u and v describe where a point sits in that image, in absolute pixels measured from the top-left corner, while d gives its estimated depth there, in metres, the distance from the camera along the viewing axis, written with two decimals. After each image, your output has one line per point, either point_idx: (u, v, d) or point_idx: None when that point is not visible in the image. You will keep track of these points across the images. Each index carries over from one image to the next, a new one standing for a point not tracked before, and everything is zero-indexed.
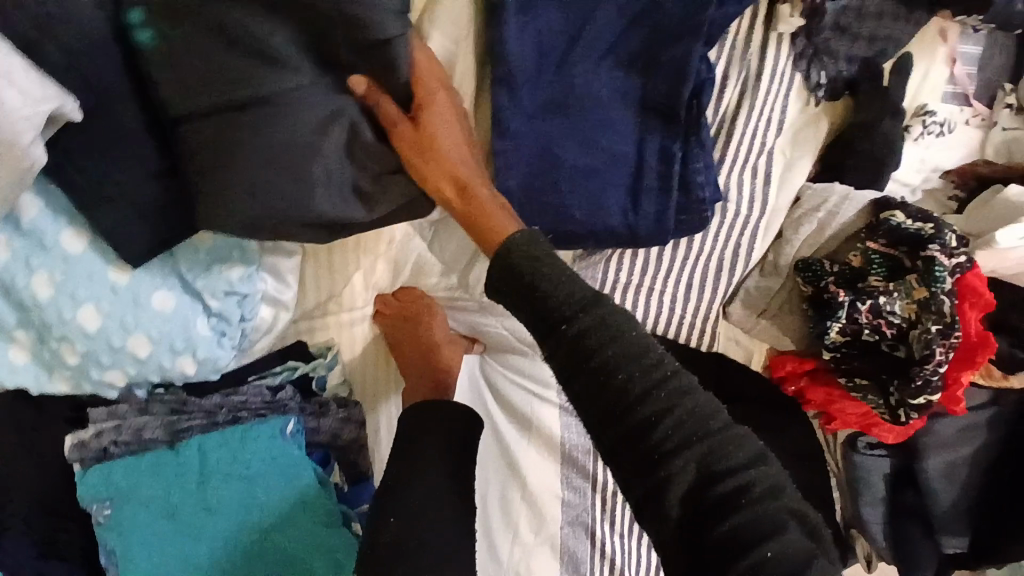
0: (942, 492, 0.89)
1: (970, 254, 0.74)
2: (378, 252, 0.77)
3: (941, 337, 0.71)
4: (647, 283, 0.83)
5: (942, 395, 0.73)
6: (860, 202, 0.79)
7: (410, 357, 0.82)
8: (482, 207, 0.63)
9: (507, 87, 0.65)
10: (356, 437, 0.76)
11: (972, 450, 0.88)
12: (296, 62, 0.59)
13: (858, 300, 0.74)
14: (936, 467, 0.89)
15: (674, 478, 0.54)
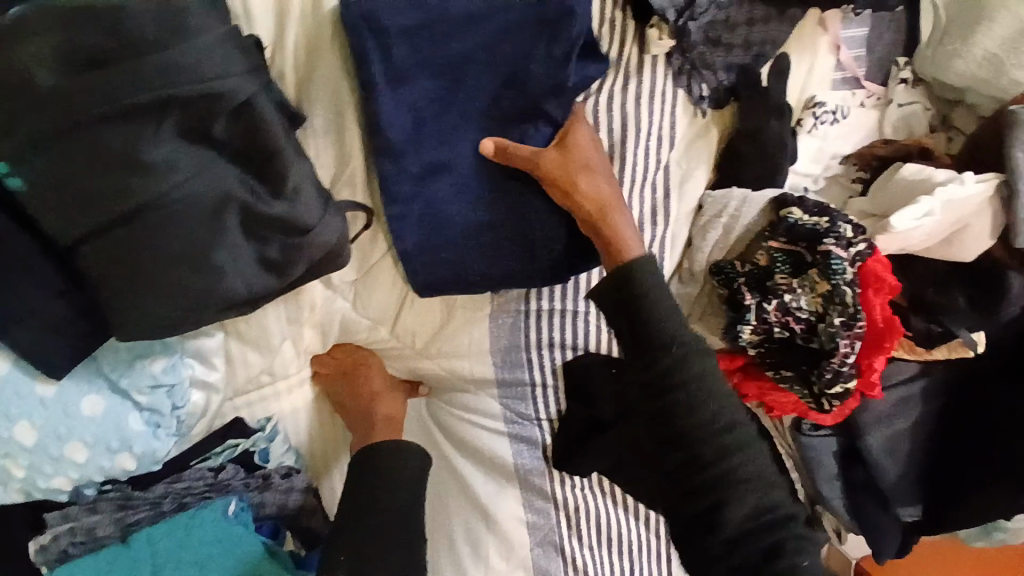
0: (888, 467, 0.91)
1: (870, 241, 0.76)
2: (303, 319, 0.80)
3: (846, 328, 0.74)
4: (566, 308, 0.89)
5: (856, 382, 0.76)
6: (759, 203, 0.81)
7: (352, 411, 0.86)
8: (616, 230, 0.74)
9: (389, 157, 0.70)
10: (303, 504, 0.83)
11: (911, 421, 0.89)
12: (168, 165, 0.61)
13: (765, 301, 0.77)
14: (882, 446, 0.90)
15: (736, 498, 0.70)
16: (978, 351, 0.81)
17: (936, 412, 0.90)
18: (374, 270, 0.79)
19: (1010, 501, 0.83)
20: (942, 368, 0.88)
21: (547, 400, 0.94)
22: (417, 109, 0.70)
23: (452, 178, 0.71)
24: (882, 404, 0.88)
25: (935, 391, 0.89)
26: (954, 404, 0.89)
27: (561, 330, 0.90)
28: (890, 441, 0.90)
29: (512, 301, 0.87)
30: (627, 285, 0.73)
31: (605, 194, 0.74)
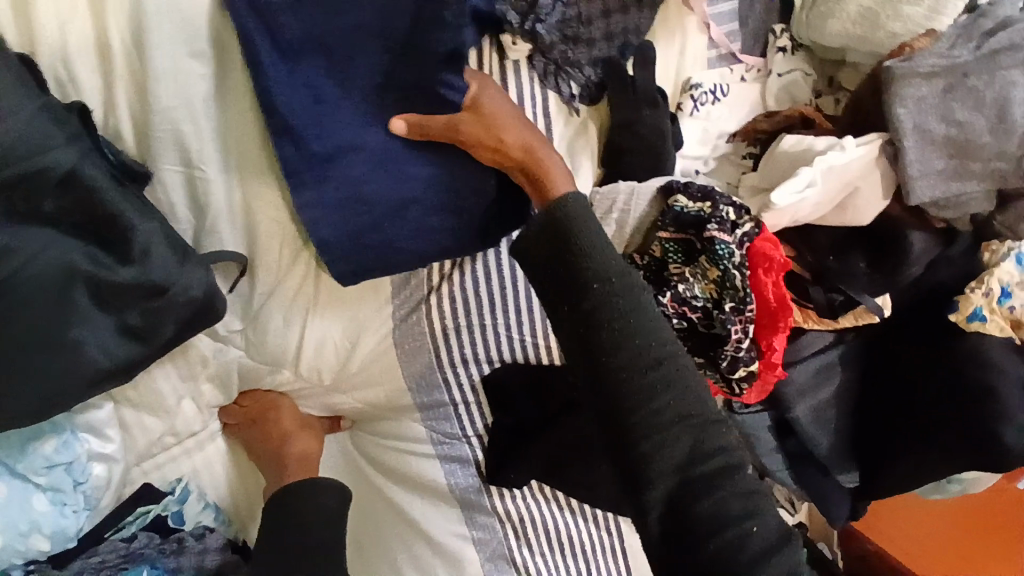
0: (818, 437, 0.90)
1: (755, 220, 0.75)
2: (196, 374, 0.79)
3: (737, 313, 0.73)
4: (476, 323, 0.87)
5: (759, 363, 0.75)
6: (646, 193, 0.81)
7: (272, 455, 0.85)
8: (547, 167, 0.71)
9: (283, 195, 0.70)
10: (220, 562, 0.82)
11: (833, 390, 0.88)
12: (7, 246, 0.59)
13: (659, 294, 0.76)
14: (808, 417, 0.89)
15: (669, 446, 0.63)
16: (886, 316, 0.79)
17: (857, 376, 0.89)
18: (261, 316, 0.78)
19: (943, 461, 0.81)
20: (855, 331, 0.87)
21: (472, 417, 0.94)
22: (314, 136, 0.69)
23: (323, 219, 0.71)
24: (804, 370, 0.87)
25: (852, 355, 0.88)
26: (876, 368, 0.87)
27: (472, 344, 0.89)
28: (817, 410, 0.89)
29: (414, 326, 0.85)
30: (551, 227, 0.67)
31: (527, 134, 0.72)
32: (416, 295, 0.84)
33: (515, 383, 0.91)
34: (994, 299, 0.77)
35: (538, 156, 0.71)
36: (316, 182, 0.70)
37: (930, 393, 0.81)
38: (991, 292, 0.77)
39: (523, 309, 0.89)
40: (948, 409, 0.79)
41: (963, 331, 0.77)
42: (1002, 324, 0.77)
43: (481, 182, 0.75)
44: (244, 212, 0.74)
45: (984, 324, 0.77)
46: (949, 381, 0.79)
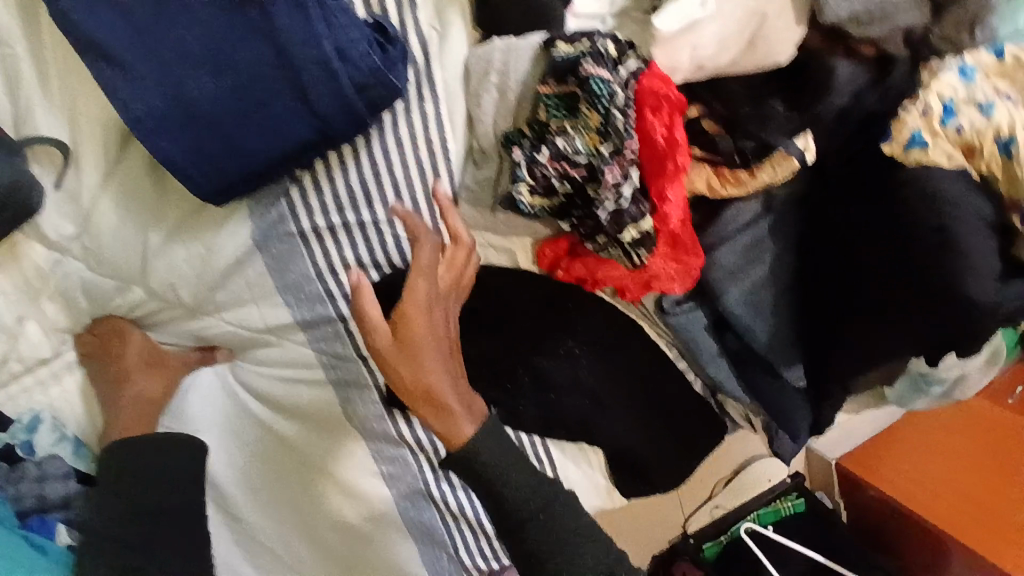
0: (755, 326, 0.78)
1: (642, 56, 0.64)
2: (38, 291, 0.73)
3: (619, 161, 0.63)
4: (355, 221, 0.78)
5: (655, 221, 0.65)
6: (525, 51, 0.70)
7: (120, 397, 0.80)
8: (447, 425, 0.76)
9: (96, 55, 0.62)
10: (66, 496, 0.76)
11: (767, 269, 0.76)
12: None
13: (536, 153, 0.65)
14: (741, 308, 0.77)
15: None
16: (809, 162, 0.68)
17: (797, 249, 0.76)
18: (95, 216, 0.71)
19: (906, 341, 0.67)
20: (782, 197, 0.75)
21: (367, 334, 0.84)
22: None
23: (143, 86, 0.63)
24: (728, 251, 0.76)
25: (783, 223, 0.76)
26: (813, 240, 0.74)
27: (354, 245, 0.79)
28: (754, 295, 0.77)
29: (277, 227, 0.76)
30: (464, 467, 0.75)
31: (432, 376, 0.76)
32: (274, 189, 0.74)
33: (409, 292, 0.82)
34: (934, 119, 0.66)
35: (436, 396, 0.75)
36: (125, 40, 0.61)
37: (879, 258, 0.67)
38: (930, 113, 0.66)
39: (406, 203, 0.79)
40: (905, 277, 0.65)
41: (902, 163, 0.67)
42: (949, 149, 0.66)
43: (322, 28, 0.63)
44: (60, 95, 0.67)
45: (926, 151, 0.65)
46: (904, 238, 0.65)
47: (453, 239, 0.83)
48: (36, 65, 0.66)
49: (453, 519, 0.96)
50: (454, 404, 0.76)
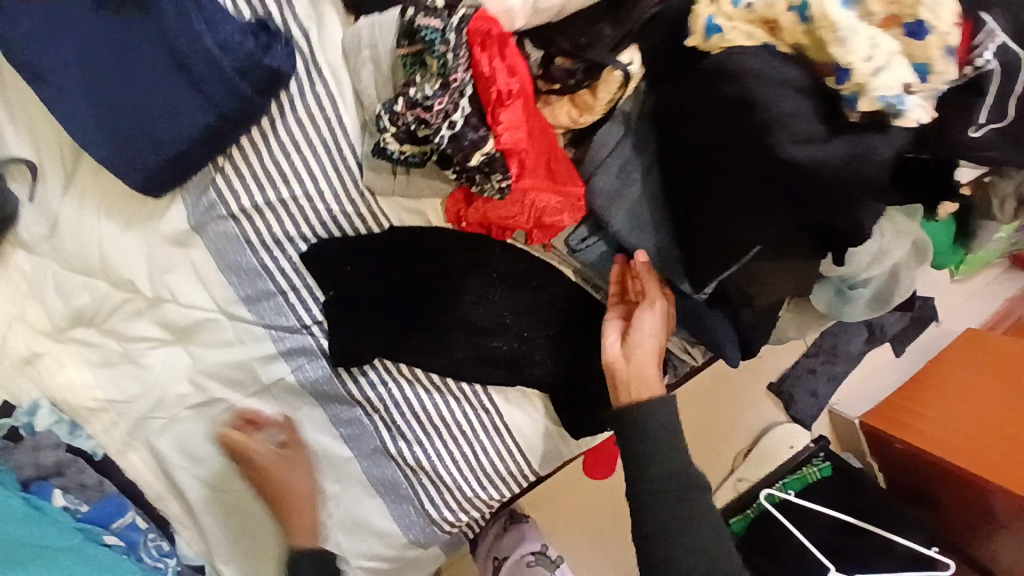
0: (639, 242, 0.84)
1: (473, 4, 0.72)
2: (23, 291, 0.87)
3: (461, 99, 0.72)
4: (277, 198, 0.89)
5: (500, 148, 0.73)
6: (387, 23, 0.81)
7: (285, 505, 0.93)
8: (642, 380, 0.81)
9: (44, 83, 0.79)
10: (57, 459, 0.84)
11: (640, 187, 0.83)
12: None
13: (392, 105, 0.73)
14: (623, 225, 0.84)
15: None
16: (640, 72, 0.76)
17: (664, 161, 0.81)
18: (59, 222, 0.85)
19: (764, 213, 0.72)
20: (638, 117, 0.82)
21: (305, 303, 0.93)
22: (45, 28, 0.77)
23: (83, 101, 0.79)
24: (603, 175, 0.83)
25: (644, 139, 0.82)
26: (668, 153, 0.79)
27: (281, 220, 0.90)
28: (633, 211, 0.83)
29: (210, 210, 0.87)
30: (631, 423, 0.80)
31: (637, 340, 0.83)
32: (204, 178, 0.87)
33: (336, 255, 0.92)
34: (724, 2, 0.70)
35: (640, 353, 0.82)
36: (60, 68, 0.78)
37: (715, 150, 0.72)
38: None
39: (318, 176, 0.89)
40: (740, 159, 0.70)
41: (706, 50, 0.71)
42: (747, 29, 0.70)
43: (207, 33, 0.78)
44: (27, 125, 0.83)
45: (723, 35, 0.70)
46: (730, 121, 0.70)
47: (366, 205, 0.91)
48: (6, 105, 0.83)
49: (414, 472, 1.01)
50: (653, 369, 0.82)
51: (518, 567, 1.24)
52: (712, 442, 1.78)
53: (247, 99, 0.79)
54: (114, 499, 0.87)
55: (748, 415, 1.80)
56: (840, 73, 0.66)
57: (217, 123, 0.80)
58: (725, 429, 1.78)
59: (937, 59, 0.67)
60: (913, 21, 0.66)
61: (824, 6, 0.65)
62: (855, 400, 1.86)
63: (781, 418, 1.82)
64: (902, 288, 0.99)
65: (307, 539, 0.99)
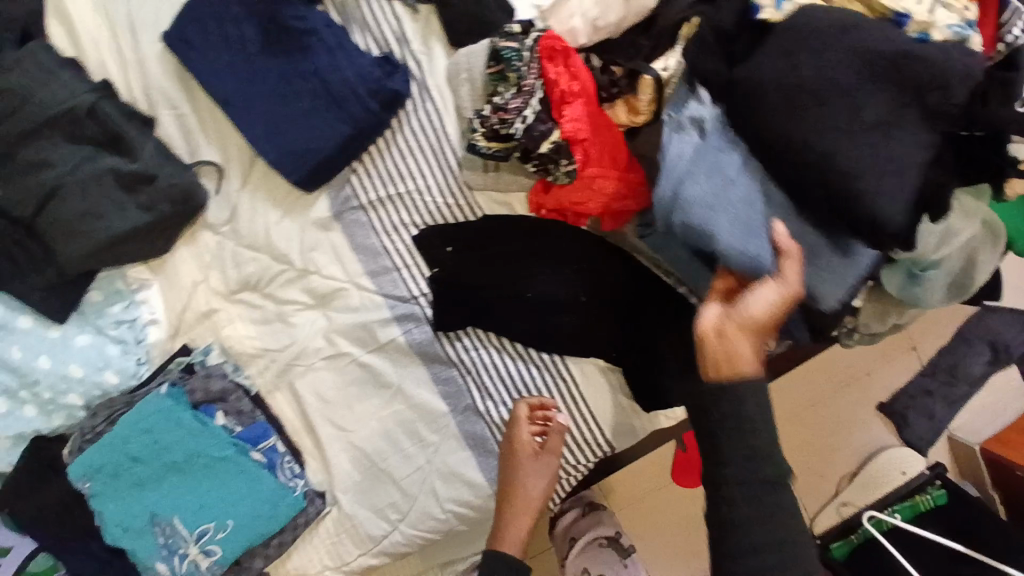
0: (747, 247, 0.86)
1: (541, 30, 0.93)
2: (205, 261, 1.14)
3: (533, 104, 0.91)
4: (393, 192, 1.11)
5: (566, 139, 0.91)
6: (480, 49, 0.99)
7: (509, 500, 1.10)
8: (734, 352, 0.79)
9: (227, 104, 1.06)
10: (223, 385, 1.12)
11: (740, 193, 0.87)
12: (65, 159, 1.05)
13: (481, 110, 0.93)
14: (734, 234, 0.86)
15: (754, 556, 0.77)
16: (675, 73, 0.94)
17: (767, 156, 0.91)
18: (236, 211, 1.13)
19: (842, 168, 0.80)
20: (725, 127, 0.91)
21: (415, 277, 1.14)
22: (231, 66, 1.06)
23: (255, 118, 1.06)
24: (694, 185, 0.86)
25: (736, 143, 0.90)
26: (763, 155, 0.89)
27: (398, 210, 1.12)
28: (740, 217, 0.86)
29: (345, 201, 1.12)
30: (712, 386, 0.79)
31: (753, 310, 0.81)
32: (342, 175, 1.12)
33: (438, 239, 1.12)
34: None
35: (750, 327, 0.81)
36: (240, 94, 1.06)
37: (781, 128, 0.83)
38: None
39: (426, 174, 1.10)
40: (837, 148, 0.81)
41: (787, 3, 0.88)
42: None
43: (345, 66, 1.04)
44: (213, 135, 1.12)
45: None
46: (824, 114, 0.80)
47: (464, 197, 1.11)
48: (198, 119, 1.12)
49: (499, 429, 1.17)
50: (751, 348, 0.80)
51: (592, 545, 1.37)
52: (814, 463, 1.66)
53: (375, 114, 1.04)
54: (260, 422, 1.13)
55: (855, 434, 1.67)
56: (899, 18, 0.89)
57: (349, 132, 1.05)
58: (829, 450, 1.66)
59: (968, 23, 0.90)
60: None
61: None
62: (977, 425, 1.67)
63: (891, 441, 1.67)
64: (980, 274, 0.98)
65: (412, 480, 1.16)
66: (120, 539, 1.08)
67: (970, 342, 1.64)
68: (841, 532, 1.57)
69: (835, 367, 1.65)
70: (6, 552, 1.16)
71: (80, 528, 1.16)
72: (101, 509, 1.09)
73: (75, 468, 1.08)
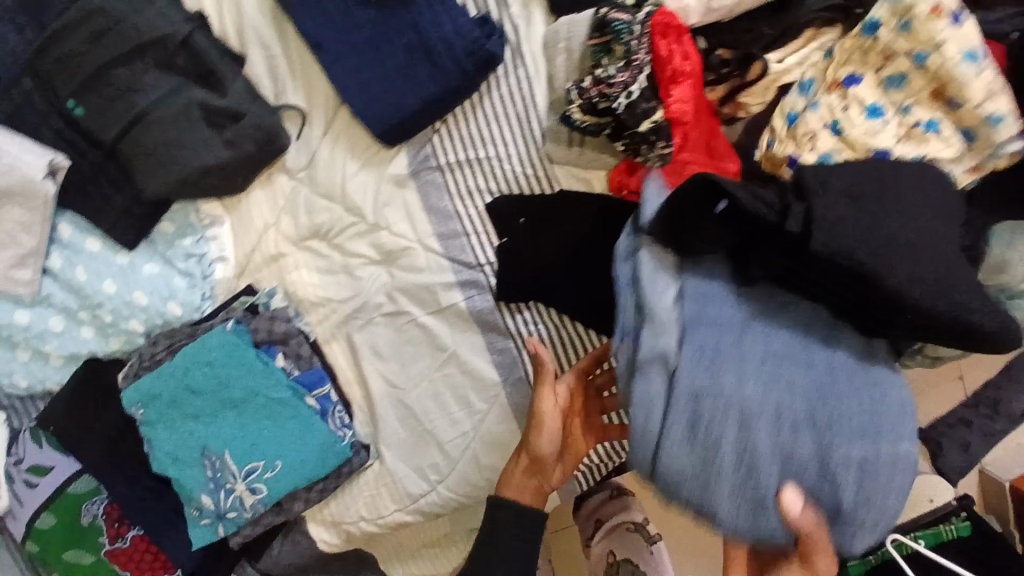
0: (761, 522, 0.78)
1: (655, 5, 0.92)
2: (277, 204, 1.15)
3: (637, 80, 0.91)
4: (473, 157, 1.11)
5: (666, 117, 0.91)
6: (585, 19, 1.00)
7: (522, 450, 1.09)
8: None
9: (322, 49, 1.06)
10: (283, 329, 1.13)
11: (727, 451, 0.78)
12: (154, 87, 1.05)
13: (581, 81, 0.93)
14: (731, 508, 0.78)
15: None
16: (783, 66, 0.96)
17: (774, 362, 0.80)
18: (314, 158, 1.13)
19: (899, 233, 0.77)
20: (720, 332, 0.81)
21: (483, 245, 1.14)
22: (327, 10, 1.05)
23: (348, 67, 1.06)
24: (677, 458, 0.79)
25: (715, 369, 0.79)
26: (778, 300, 0.84)
27: (475, 174, 1.12)
28: (734, 484, 0.78)
29: (423, 159, 1.12)
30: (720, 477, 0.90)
31: None
32: (425, 134, 1.12)
33: (510, 208, 1.12)
34: (778, 128, 0.93)
35: None
36: (335, 40, 1.05)
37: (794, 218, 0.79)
38: (777, 124, 0.94)
39: (509, 142, 1.10)
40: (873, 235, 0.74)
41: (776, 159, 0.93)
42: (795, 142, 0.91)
43: (445, 24, 1.03)
44: (300, 78, 1.11)
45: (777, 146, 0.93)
46: (859, 223, 0.75)
47: (544, 168, 1.11)
48: (287, 61, 1.11)
49: None
50: None
51: (616, 528, 1.38)
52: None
53: (468, 74, 1.03)
54: (317, 368, 1.14)
55: None
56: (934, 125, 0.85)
57: (440, 91, 1.04)
58: None
59: (985, 120, 0.82)
60: (954, 95, 0.84)
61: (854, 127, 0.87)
62: (1009, 462, 1.68)
63: (923, 466, 1.68)
64: None
65: (455, 445, 1.16)
66: (167, 467, 1.09)
67: (1017, 379, 1.62)
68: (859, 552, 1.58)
69: None
70: (48, 471, 1.17)
71: (117, 456, 1.15)
72: (149, 436, 1.10)
73: (126, 391, 1.10)
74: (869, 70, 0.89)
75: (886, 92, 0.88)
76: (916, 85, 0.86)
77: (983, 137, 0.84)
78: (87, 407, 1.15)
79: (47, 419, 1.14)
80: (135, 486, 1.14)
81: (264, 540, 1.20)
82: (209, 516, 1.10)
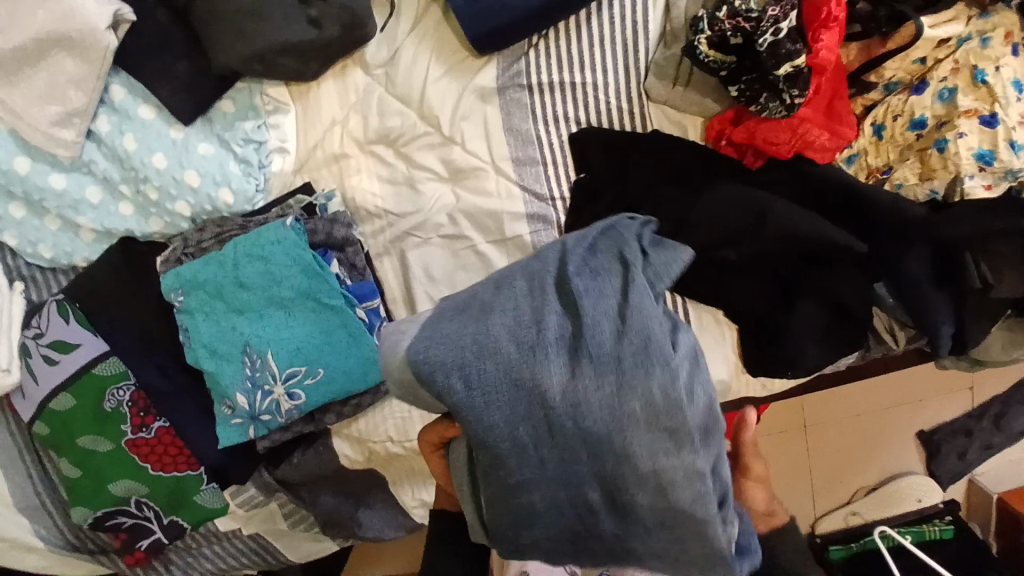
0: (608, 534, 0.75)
1: None
2: (350, 101, 1.07)
3: (782, 18, 0.84)
4: (567, 80, 1.04)
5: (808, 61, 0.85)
6: None
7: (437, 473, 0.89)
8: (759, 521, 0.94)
9: None
10: (340, 233, 1.07)
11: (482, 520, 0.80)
12: None
13: (716, 11, 0.87)
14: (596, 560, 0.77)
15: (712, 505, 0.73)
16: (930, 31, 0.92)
17: (554, 530, 0.75)
18: (398, 55, 1.05)
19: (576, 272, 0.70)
20: (524, 512, 0.73)
21: (559, 178, 1.08)
22: None
23: None
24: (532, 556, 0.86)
25: (523, 548, 0.77)
26: (531, 457, 0.70)
27: (565, 99, 1.05)
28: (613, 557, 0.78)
29: (514, 75, 1.05)
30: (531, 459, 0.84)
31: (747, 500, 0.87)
32: (518, 49, 1.04)
33: (597, 142, 1.05)
34: None
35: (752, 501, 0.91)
36: None
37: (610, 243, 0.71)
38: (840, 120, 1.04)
39: (608, 70, 1.04)
40: (827, 253, 0.94)
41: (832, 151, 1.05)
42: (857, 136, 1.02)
43: None
44: None
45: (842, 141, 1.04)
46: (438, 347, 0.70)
47: (640, 104, 1.05)
48: None
49: None
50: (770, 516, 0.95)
51: None
52: (840, 466, 1.70)
53: None
54: (371, 281, 1.09)
55: (885, 453, 1.71)
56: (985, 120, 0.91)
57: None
58: (861, 459, 1.70)
59: (1003, 148, 0.90)
60: (989, 114, 0.91)
61: (895, 133, 0.98)
62: (1000, 477, 1.72)
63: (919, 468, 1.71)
64: None
65: None
66: (204, 359, 1.05)
67: None
68: (841, 538, 1.60)
69: (891, 386, 1.68)
70: (72, 349, 1.08)
71: (148, 342, 1.09)
72: (188, 325, 1.05)
73: (167, 276, 1.05)
74: (933, 79, 0.95)
75: (936, 102, 0.94)
76: (962, 100, 0.92)
77: (995, 163, 0.90)
78: (120, 286, 1.08)
79: (76, 293, 1.07)
80: (164, 374, 1.10)
81: (287, 448, 1.16)
82: (243, 415, 1.06)
